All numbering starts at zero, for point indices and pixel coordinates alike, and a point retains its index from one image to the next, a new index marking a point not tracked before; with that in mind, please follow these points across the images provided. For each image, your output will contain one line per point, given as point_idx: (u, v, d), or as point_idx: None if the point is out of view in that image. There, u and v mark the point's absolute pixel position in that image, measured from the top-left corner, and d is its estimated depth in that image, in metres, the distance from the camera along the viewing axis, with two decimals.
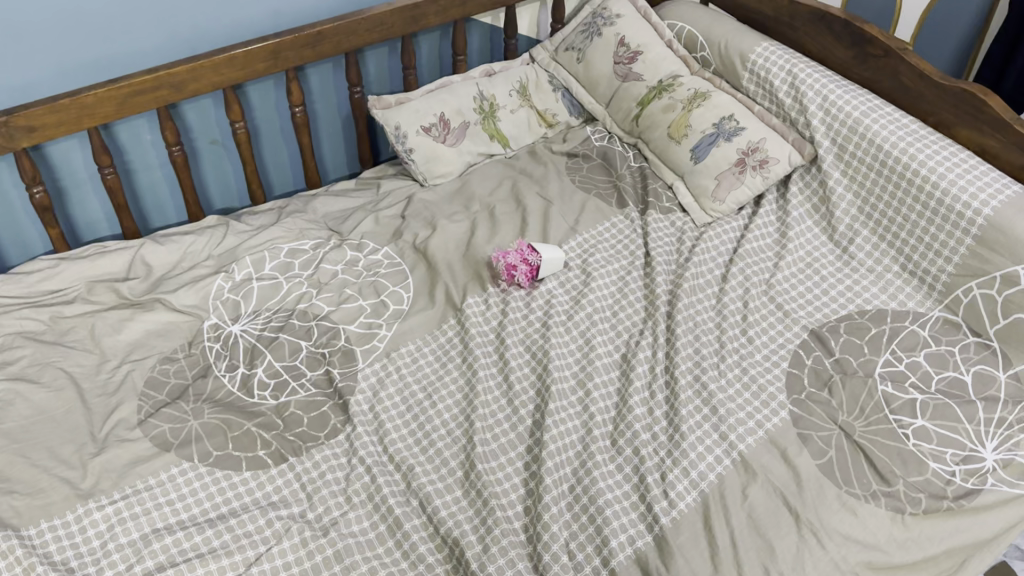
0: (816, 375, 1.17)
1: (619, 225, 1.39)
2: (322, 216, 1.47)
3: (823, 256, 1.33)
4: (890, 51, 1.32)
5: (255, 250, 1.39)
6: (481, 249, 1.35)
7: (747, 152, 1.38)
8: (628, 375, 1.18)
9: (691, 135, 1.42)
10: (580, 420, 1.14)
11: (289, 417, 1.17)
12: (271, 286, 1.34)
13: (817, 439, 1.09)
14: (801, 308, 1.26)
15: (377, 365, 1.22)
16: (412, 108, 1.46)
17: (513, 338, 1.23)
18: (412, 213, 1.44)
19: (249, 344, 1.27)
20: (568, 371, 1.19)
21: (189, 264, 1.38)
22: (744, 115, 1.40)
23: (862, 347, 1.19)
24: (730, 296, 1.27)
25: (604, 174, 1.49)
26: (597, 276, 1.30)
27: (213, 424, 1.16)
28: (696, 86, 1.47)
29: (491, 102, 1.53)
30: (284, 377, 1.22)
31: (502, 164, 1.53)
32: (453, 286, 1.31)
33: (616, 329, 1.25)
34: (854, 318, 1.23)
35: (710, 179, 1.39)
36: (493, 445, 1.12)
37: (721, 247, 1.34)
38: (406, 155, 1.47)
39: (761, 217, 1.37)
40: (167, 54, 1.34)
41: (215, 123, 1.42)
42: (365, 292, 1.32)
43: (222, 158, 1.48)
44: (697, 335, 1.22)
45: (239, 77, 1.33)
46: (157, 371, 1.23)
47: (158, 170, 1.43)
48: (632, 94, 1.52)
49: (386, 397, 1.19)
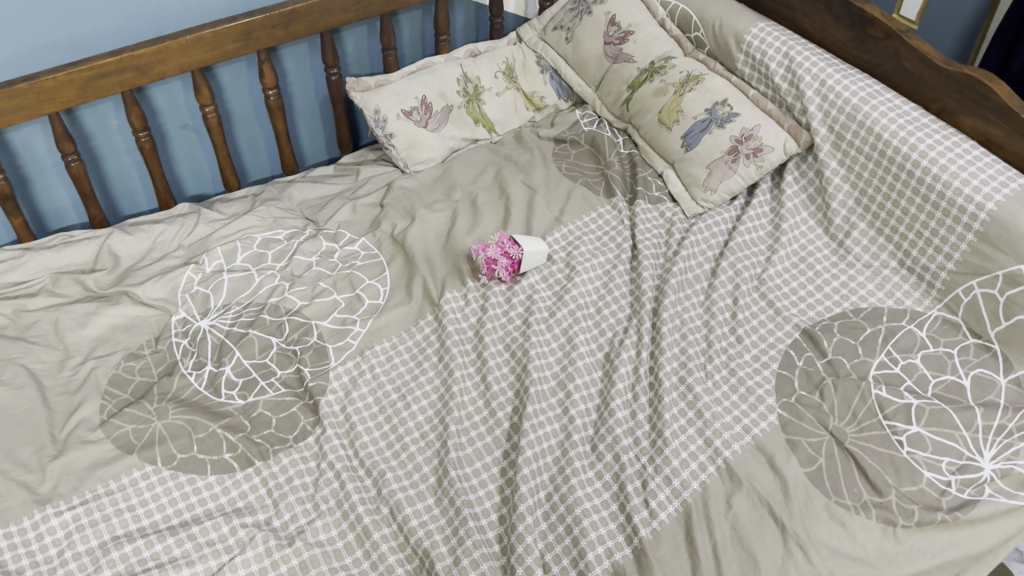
0: (807, 378, 1.11)
1: (606, 216, 1.33)
2: (298, 204, 1.42)
3: (817, 250, 1.25)
4: (891, 34, 1.24)
5: (227, 240, 1.34)
6: (461, 241, 1.30)
7: (740, 139, 1.30)
8: (610, 377, 1.12)
9: (683, 122, 1.35)
10: (559, 423, 1.09)
11: (256, 418, 1.13)
12: (242, 278, 1.29)
13: (806, 445, 1.04)
14: (792, 306, 1.19)
15: (349, 363, 1.17)
16: (392, 91, 1.41)
17: (492, 336, 1.18)
18: (391, 202, 1.38)
19: (218, 340, 1.22)
20: (548, 372, 1.14)
21: (159, 255, 1.33)
22: (738, 100, 1.33)
23: (856, 348, 1.13)
24: (719, 293, 1.21)
25: (592, 161, 1.42)
26: (580, 271, 1.24)
27: (178, 424, 1.11)
28: (689, 69, 1.40)
29: (475, 85, 1.47)
30: (253, 376, 1.17)
31: (487, 150, 1.47)
32: (431, 279, 1.26)
33: (599, 327, 1.19)
34: (848, 316, 1.17)
35: (701, 167, 1.32)
36: (468, 451, 1.07)
37: (711, 240, 1.28)
38: (385, 140, 1.41)
39: (755, 207, 1.30)
40: (133, 36, 1.28)
41: (185, 107, 1.36)
42: (339, 285, 1.27)
43: (194, 143, 1.41)
44: (684, 334, 1.16)
45: (207, 59, 1.27)
46: (121, 368, 1.19)
47: (126, 156, 1.37)
48: (622, 76, 1.46)
49: (358, 398, 1.14)
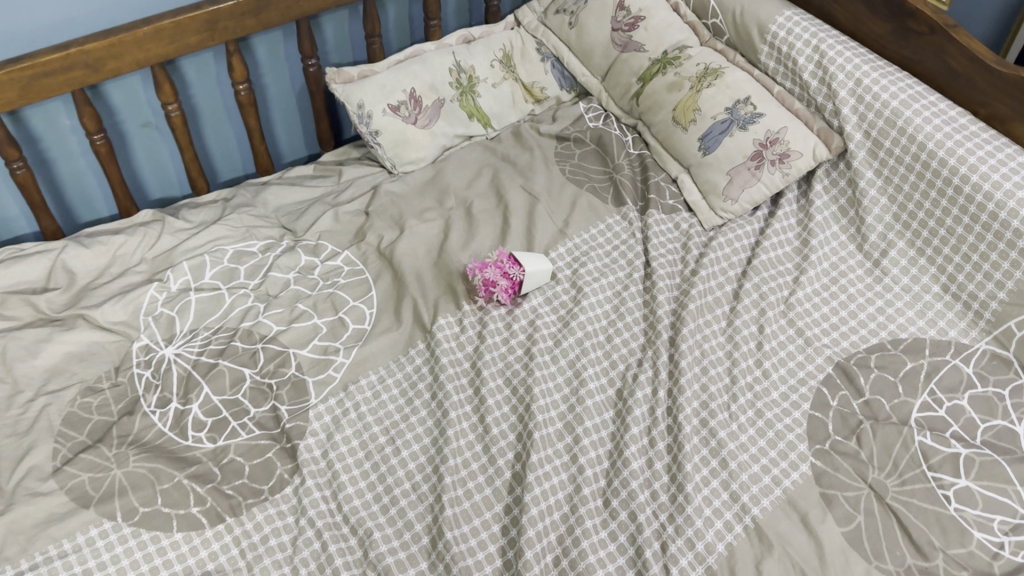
0: (842, 421, 1.00)
1: (615, 227, 1.20)
2: (273, 209, 1.28)
3: (850, 269, 1.13)
4: (936, 28, 1.09)
5: (194, 253, 1.21)
6: (456, 257, 1.17)
7: (765, 143, 1.17)
8: (623, 419, 1.01)
9: (700, 122, 1.22)
10: (567, 473, 0.97)
11: (227, 465, 1.01)
12: (212, 298, 1.16)
13: (843, 501, 0.93)
14: (823, 335, 1.07)
15: (331, 401, 1.05)
16: (377, 83, 1.27)
17: (491, 369, 1.06)
18: (377, 209, 1.25)
19: (184, 373, 1.09)
20: (554, 413, 1.02)
21: (119, 270, 1.20)
22: (762, 98, 1.20)
23: (895, 386, 1.01)
24: (743, 319, 1.09)
25: (598, 163, 1.29)
26: (588, 293, 1.12)
27: (139, 473, 0.99)
28: (706, 61, 1.26)
29: (469, 76, 1.34)
30: (224, 416, 1.05)
31: (482, 148, 1.34)
32: (423, 301, 1.13)
33: (609, 358, 1.07)
34: (886, 348, 1.05)
35: (721, 174, 1.19)
36: (465, 505, 0.96)
37: (732, 257, 1.15)
38: (370, 138, 1.28)
39: (780, 219, 1.18)
40: (84, 28, 1.13)
41: (145, 104, 1.22)
42: (320, 307, 1.14)
43: (156, 142, 1.27)
44: (705, 368, 1.04)
45: (167, 52, 1.12)
46: (77, 406, 1.06)
47: (81, 158, 1.23)
48: (631, 67, 1.32)
49: (342, 441, 1.02)
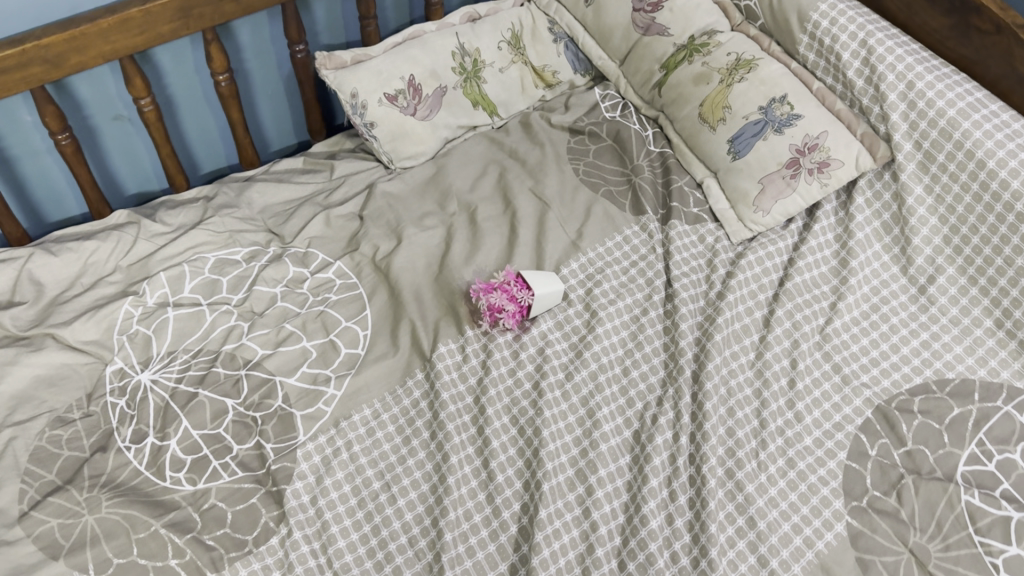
0: (881, 474, 0.90)
1: (633, 239, 1.09)
2: (259, 210, 1.17)
3: (893, 295, 1.03)
4: (1004, 28, 0.95)
5: (172, 262, 1.11)
6: (458, 272, 1.07)
7: (803, 149, 1.06)
8: (641, 467, 0.92)
9: (730, 121, 1.10)
10: (579, 530, 0.88)
11: (208, 512, 0.92)
12: (191, 315, 1.06)
13: (881, 568, 0.84)
14: (862, 373, 0.98)
15: (321, 439, 0.96)
16: (372, 70, 1.16)
17: (496, 406, 0.97)
18: (372, 213, 1.14)
19: (162, 403, 1.00)
20: (564, 458, 0.93)
21: (91, 281, 1.10)
22: (800, 97, 1.08)
23: (941, 435, 0.92)
24: (774, 352, 0.99)
25: (615, 162, 1.18)
26: (603, 319, 1.02)
27: (113, 520, 0.91)
28: (738, 49, 1.14)
29: (474, 59, 1.22)
30: (204, 453, 0.96)
31: (487, 141, 1.22)
32: (422, 324, 1.03)
33: (626, 396, 0.97)
34: (931, 391, 0.95)
35: (753, 182, 1.08)
36: (466, 565, 0.87)
37: (763, 278, 1.05)
38: (365, 130, 1.17)
39: (817, 234, 1.07)
40: (45, 17, 1.01)
41: (116, 95, 1.10)
42: (309, 329, 1.04)
43: (130, 136, 1.16)
44: (731, 409, 0.95)
45: (135, 44, 1.01)
46: (46, 440, 0.97)
47: (47, 155, 1.12)
48: (654, 52, 1.20)
49: (332, 486, 0.93)
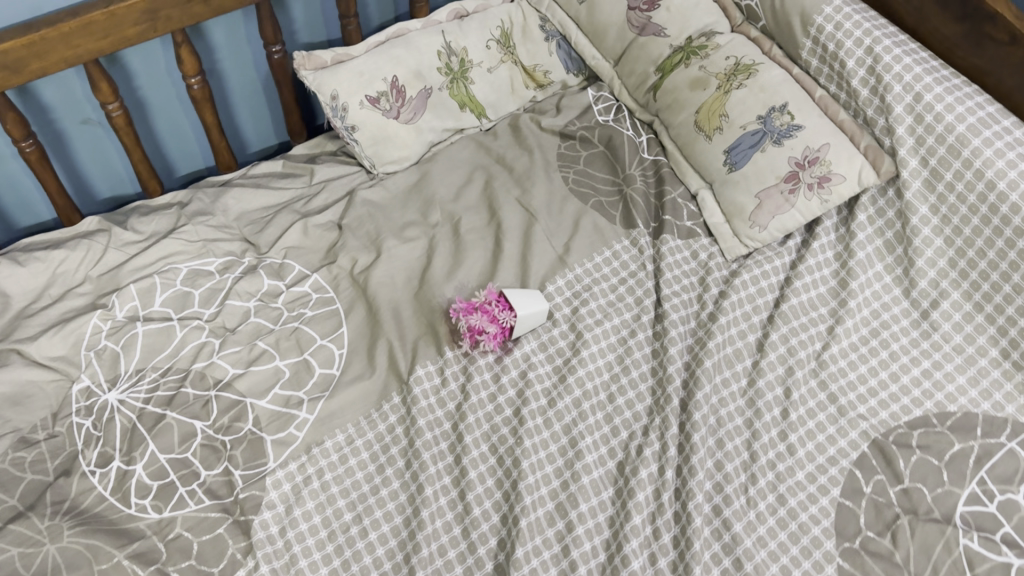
0: (876, 514, 0.86)
1: (623, 255, 1.05)
2: (235, 217, 1.13)
3: (894, 319, 0.98)
4: (1018, 39, 0.89)
5: (143, 273, 1.06)
6: (439, 289, 1.02)
7: (803, 163, 1.00)
8: (624, 502, 0.87)
9: (726, 131, 1.05)
10: (557, 568, 0.84)
11: (174, 542, 0.88)
12: (161, 331, 1.02)
13: None
14: (859, 403, 0.93)
15: (292, 466, 0.92)
16: (353, 70, 1.10)
17: (474, 433, 0.92)
18: (352, 222, 1.09)
19: (128, 424, 0.96)
20: (545, 490, 0.89)
21: (59, 292, 1.06)
22: (801, 106, 1.02)
23: (940, 472, 0.87)
24: (767, 380, 0.94)
25: (607, 171, 1.13)
26: (588, 341, 0.97)
27: (75, 550, 0.86)
28: (738, 53, 1.08)
29: (461, 59, 1.16)
30: (171, 479, 0.92)
31: (474, 145, 1.17)
32: (399, 344, 0.99)
33: (611, 424, 0.93)
34: (931, 424, 0.90)
35: (749, 196, 1.03)
36: None
37: (758, 299, 1.00)
38: (345, 134, 1.12)
39: (816, 252, 1.02)
40: (5, 18, 0.95)
41: (83, 98, 1.05)
42: (283, 347, 1.00)
43: (100, 139, 1.11)
44: (720, 441, 0.91)
45: (99, 47, 0.95)
46: (8, 462, 0.93)
47: (14, 160, 1.07)
48: (649, 54, 1.14)
49: (302, 517, 0.89)
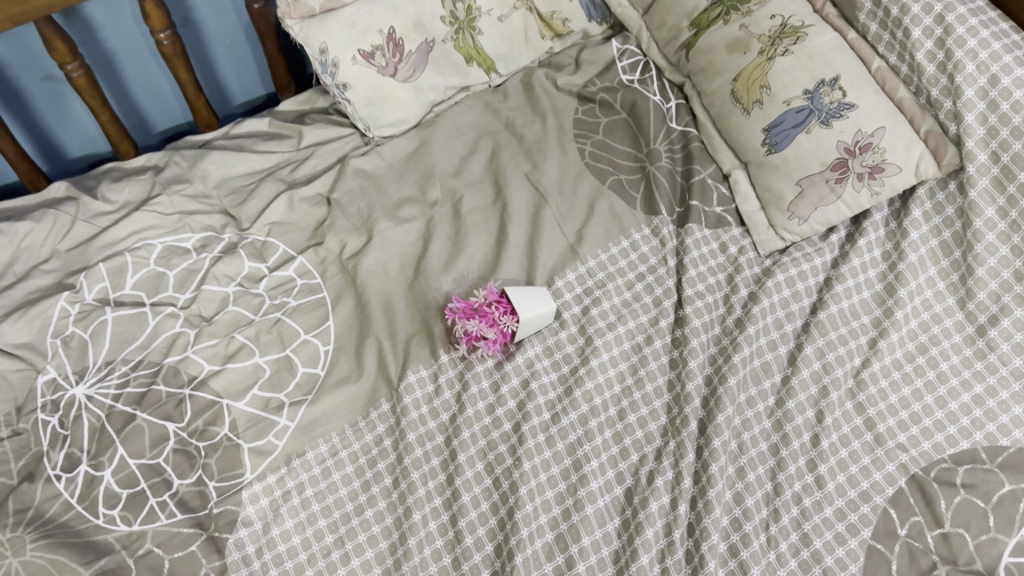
0: (910, 561, 0.76)
1: (642, 246, 0.94)
2: (215, 185, 1.02)
3: (945, 334, 0.87)
4: None
5: (113, 250, 0.96)
6: (436, 280, 0.93)
7: (853, 149, 0.88)
8: (631, 537, 0.78)
9: (767, 105, 0.93)
10: None
11: (144, 560, 0.78)
12: (133, 317, 0.92)
13: None
14: (898, 431, 0.83)
15: (270, 479, 0.83)
16: (345, 21, 0.97)
17: (468, 452, 0.83)
18: (342, 197, 0.99)
19: (96, 425, 0.86)
20: (544, 519, 0.80)
21: (24, 268, 0.95)
22: (855, 81, 0.89)
23: (986, 517, 0.77)
24: (797, 402, 0.84)
25: (629, 143, 1.01)
26: (599, 348, 0.88)
27: (38, 565, 0.76)
28: (785, 11, 0.95)
29: (468, 6, 1.03)
30: (140, 489, 0.82)
31: (481, 106, 1.05)
32: (390, 345, 0.90)
33: (620, 445, 0.84)
34: (979, 460, 0.80)
35: (789, 184, 0.91)
36: None
37: (792, 304, 0.89)
38: (336, 92, 1.00)
39: (862, 250, 0.91)
40: None
41: (41, 53, 0.94)
42: (264, 341, 0.91)
43: (64, 96, 1.00)
44: (741, 469, 0.82)
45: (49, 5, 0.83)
46: None
47: None
48: (683, 6, 1.02)
49: (280, 538, 0.80)
